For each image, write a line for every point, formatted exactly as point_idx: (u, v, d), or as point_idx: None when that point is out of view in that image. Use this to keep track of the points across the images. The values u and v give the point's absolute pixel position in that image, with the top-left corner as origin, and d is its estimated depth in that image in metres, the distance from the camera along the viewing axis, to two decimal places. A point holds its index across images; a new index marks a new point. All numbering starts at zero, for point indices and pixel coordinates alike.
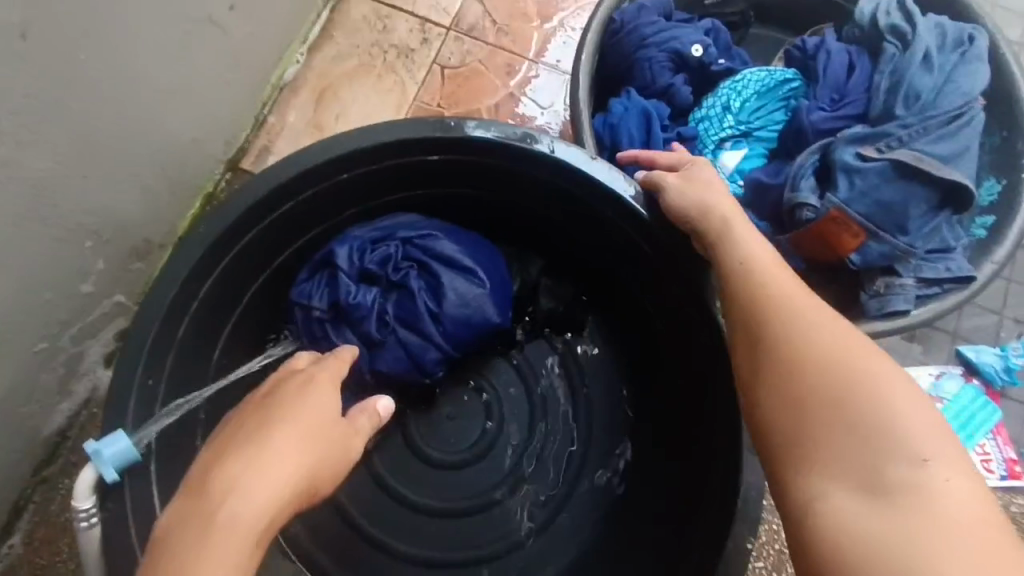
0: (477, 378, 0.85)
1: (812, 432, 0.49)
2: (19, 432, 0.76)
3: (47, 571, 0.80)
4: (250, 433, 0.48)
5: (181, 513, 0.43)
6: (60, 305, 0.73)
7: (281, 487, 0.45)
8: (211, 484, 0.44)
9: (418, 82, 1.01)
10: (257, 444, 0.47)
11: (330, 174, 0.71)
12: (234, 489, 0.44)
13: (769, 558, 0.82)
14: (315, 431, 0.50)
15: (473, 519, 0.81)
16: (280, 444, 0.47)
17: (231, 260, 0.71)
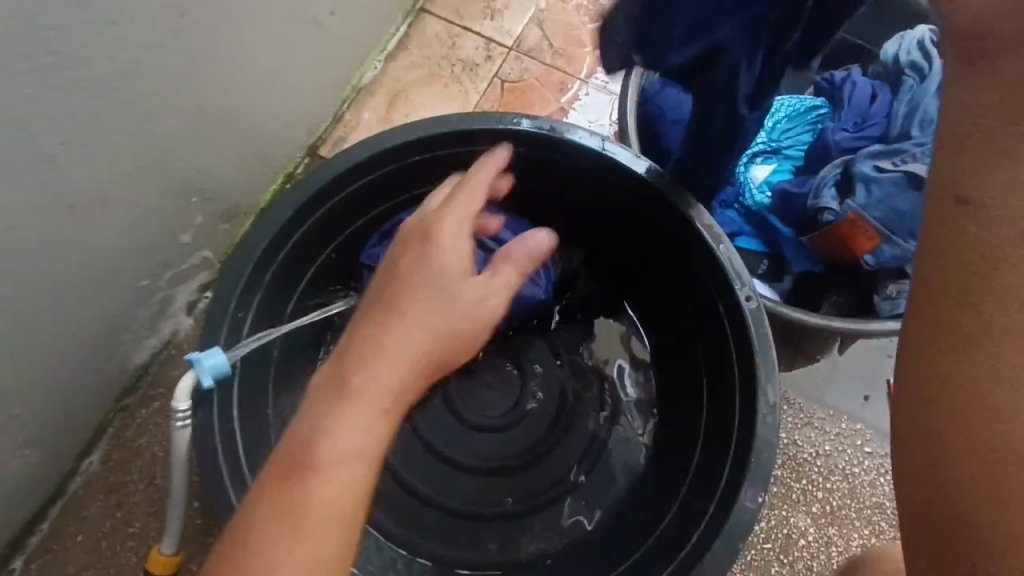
0: (516, 352, 0.93)
1: (978, 429, 0.37)
2: (113, 360, 0.86)
3: (119, 488, 0.90)
4: (383, 311, 0.57)
5: (328, 386, 0.51)
6: (163, 250, 0.84)
7: (415, 352, 0.55)
8: (359, 355, 0.53)
9: (480, 92, 1.14)
10: (394, 320, 0.56)
11: (406, 154, 0.81)
12: (370, 367, 0.52)
13: (776, 540, 0.89)
14: (441, 309, 0.58)
15: (501, 480, 0.89)
16: (417, 314, 0.57)
17: (315, 222, 0.81)
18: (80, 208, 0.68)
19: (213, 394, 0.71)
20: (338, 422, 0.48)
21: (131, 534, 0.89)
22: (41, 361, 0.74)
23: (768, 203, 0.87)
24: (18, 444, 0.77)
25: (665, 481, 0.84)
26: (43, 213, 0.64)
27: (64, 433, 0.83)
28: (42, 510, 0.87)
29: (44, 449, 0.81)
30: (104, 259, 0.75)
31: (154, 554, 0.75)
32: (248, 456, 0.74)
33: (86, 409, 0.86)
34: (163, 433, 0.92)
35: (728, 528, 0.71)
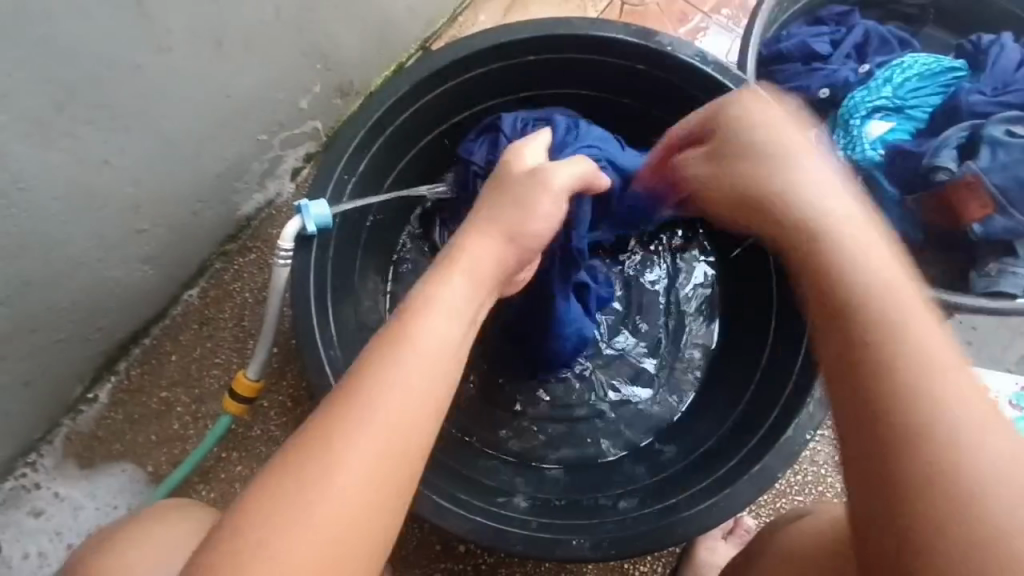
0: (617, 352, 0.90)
1: (883, 463, 0.42)
2: (225, 204, 0.93)
3: (210, 323, 0.99)
4: (381, 350, 0.50)
5: (284, 471, 0.45)
6: (283, 108, 0.90)
7: (407, 416, 0.47)
8: (342, 400, 0.47)
9: (598, 11, 1.12)
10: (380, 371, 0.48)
11: (519, 54, 0.85)
12: (363, 409, 0.46)
13: (791, 495, 0.90)
14: (428, 366, 0.49)
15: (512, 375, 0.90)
16: (441, 326, 0.52)
17: (425, 103, 0.85)
18: (225, 47, 0.75)
19: (313, 242, 0.78)
20: (323, 475, 0.44)
21: (216, 365, 0.97)
22: (169, 185, 0.82)
23: (879, 160, 0.84)
24: (140, 259, 0.86)
25: (714, 415, 0.84)
26: (194, 44, 0.71)
27: (176, 260, 0.92)
28: (146, 327, 0.97)
29: (159, 270, 0.91)
30: (233, 103, 0.82)
31: (241, 376, 0.83)
32: (333, 303, 0.80)
33: (195, 244, 0.94)
34: (255, 282, 0.99)
35: (750, 467, 0.73)
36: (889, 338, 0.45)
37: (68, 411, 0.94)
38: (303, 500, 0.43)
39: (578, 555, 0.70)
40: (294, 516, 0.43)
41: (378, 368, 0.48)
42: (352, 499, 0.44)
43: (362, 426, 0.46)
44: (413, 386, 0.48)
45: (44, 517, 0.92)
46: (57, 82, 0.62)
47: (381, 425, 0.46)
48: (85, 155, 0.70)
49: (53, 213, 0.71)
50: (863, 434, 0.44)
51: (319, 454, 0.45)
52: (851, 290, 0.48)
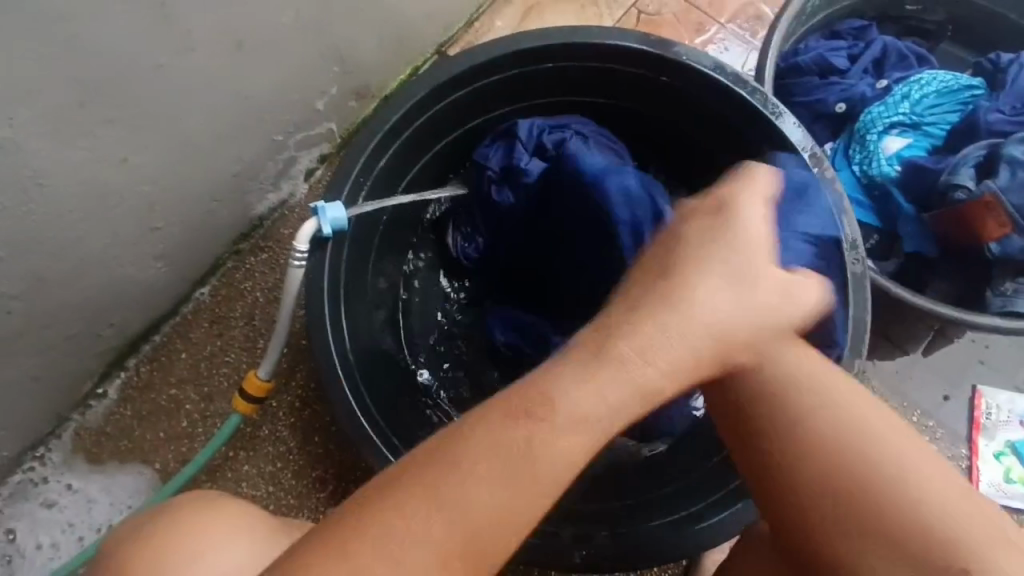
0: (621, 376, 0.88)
1: (812, 491, 0.54)
2: (239, 204, 0.94)
3: (221, 320, 0.99)
4: (519, 406, 0.52)
5: (388, 494, 0.49)
6: (300, 109, 0.90)
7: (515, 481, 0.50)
8: (450, 451, 0.50)
9: (614, 19, 1.12)
10: (521, 431, 0.51)
11: (538, 61, 0.85)
12: (470, 468, 0.49)
13: None
14: (572, 429, 0.52)
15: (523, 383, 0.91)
16: (621, 404, 0.53)
17: (442, 108, 0.86)
18: (246, 48, 0.75)
19: (327, 244, 0.78)
20: (422, 512, 0.48)
21: (226, 363, 0.97)
22: (185, 184, 0.82)
23: (894, 175, 0.85)
24: (154, 257, 0.86)
25: None
26: (215, 44, 0.71)
27: (188, 258, 0.92)
28: (157, 324, 0.97)
29: (172, 268, 0.91)
30: (250, 104, 0.82)
31: (252, 376, 0.83)
32: (346, 305, 0.81)
33: (208, 242, 0.94)
34: (266, 281, 1.00)
35: None
36: (783, 390, 0.57)
37: (77, 405, 0.94)
38: (395, 528, 0.47)
39: (586, 565, 0.70)
40: (389, 538, 0.47)
41: (501, 437, 0.50)
42: (436, 544, 0.48)
43: (465, 476, 0.49)
44: (567, 444, 0.51)
45: (57, 507, 0.92)
46: (79, 81, 0.62)
47: (461, 501, 0.49)
48: (104, 153, 0.70)
49: (70, 210, 0.71)
50: (782, 475, 0.55)
51: (415, 491, 0.49)
52: (775, 364, 0.58)
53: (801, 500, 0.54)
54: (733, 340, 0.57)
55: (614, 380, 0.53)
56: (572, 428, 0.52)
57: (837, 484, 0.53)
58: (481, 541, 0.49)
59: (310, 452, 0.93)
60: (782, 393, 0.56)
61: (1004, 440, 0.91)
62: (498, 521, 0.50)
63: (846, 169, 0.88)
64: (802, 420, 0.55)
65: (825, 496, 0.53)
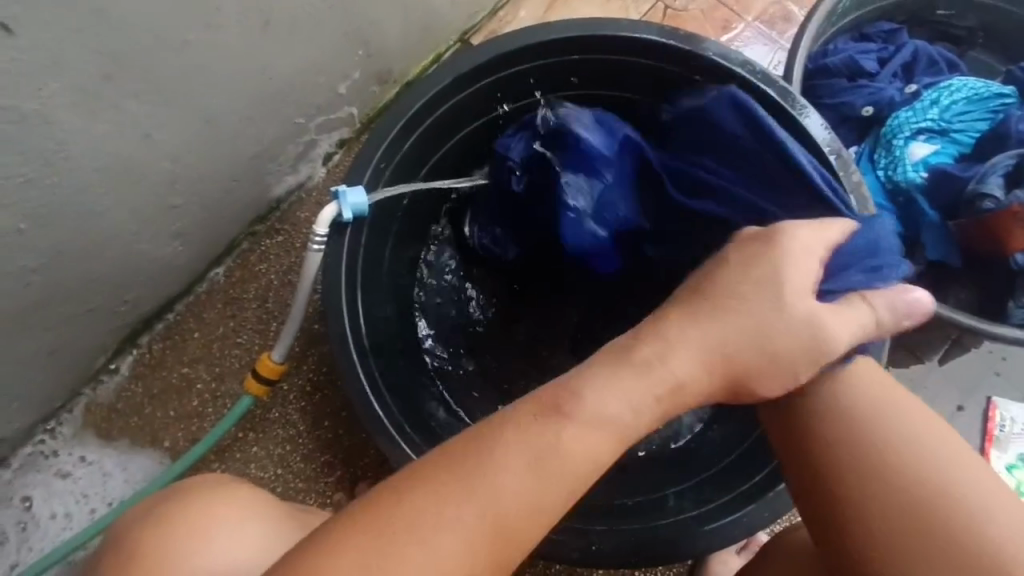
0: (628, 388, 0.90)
1: (872, 523, 0.56)
2: (257, 185, 0.93)
3: (235, 302, 0.99)
4: (549, 412, 0.53)
5: (427, 488, 0.49)
6: (322, 92, 0.89)
7: (553, 488, 0.51)
8: (490, 451, 0.50)
9: (639, 13, 1.11)
10: (551, 434, 0.51)
11: (564, 52, 0.84)
12: (511, 466, 0.50)
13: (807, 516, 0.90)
14: (586, 440, 0.53)
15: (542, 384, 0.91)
16: (639, 417, 0.55)
17: (466, 96, 0.85)
18: (273, 29, 0.74)
19: (347, 229, 0.78)
20: (469, 506, 0.48)
21: (238, 345, 0.97)
22: (206, 164, 0.82)
23: (920, 182, 0.83)
24: (172, 235, 0.86)
25: (734, 428, 0.84)
26: (244, 23, 0.71)
27: (205, 237, 0.92)
28: (171, 302, 0.97)
29: (188, 247, 0.91)
30: (274, 85, 0.81)
31: (266, 358, 0.83)
32: (363, 290, 0.80)
33: (225, 222, 0.94)
34: (281, 264, 0.99)
35: (771, 484, 0.72)
36: (852, 424, 0.60)
37: (89, 380, 0.94)
38: (433, 526, 0.47)
39: (594, 560, 0.70)
40: (434, 533, 0.47)
41: (538, 437, 0.51)
42: (479, 537, 0.48)
43: (506, 478, 0.50)
44: (592, 454, 0.53)
45: (71, 478, 0.93)
46: (107, 55, 0.62)
47: (498, 495, 0.49)
48: (128, 128, 0.69)
49: (93, 184, 0.71)
50: (848, 509, 0.58)
51: (454, 489, 0.49)
52: (847, 399, 0.60)
53: (859, 531, 0.57)
54: (734, 347, 0.59)
55: (633, 384, 0.55)
56: (591, 436, 0.53)
57: (904, 517, 0.55)
58: (520, 538, 0.50)
59: (320, 436, 0.93)
60: (857, 428, 0.59)
61: (1016, 454, 0.91)
62: (533, 522, 0.50)
63: (870, 174, 0.87)
64: (870, 453, 0.58)
65: (884, 531, 0.56)
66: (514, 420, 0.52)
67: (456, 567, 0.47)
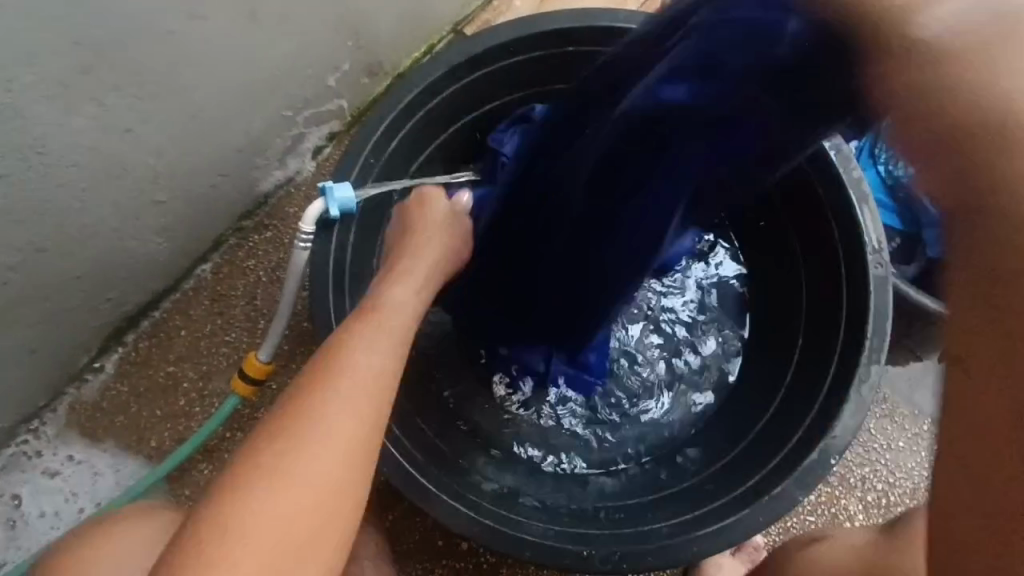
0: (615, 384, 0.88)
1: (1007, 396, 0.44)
2: (245, 180, 0.91)
3: (222, 299, 0.97)
4: (335, 347, 0.61)
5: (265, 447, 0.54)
6: (311, 85, 0.87)
7: (346, 433, 0.55)
8: (302, 403, 0.56)
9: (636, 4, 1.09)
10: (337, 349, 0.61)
11: (559, 44, 0.82)
12: (317, 411, 0.55)
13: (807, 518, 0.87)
14: (370, 383, 0.58)
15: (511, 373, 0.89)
16: (383, 352, 0.61)
17: (458, 89, 0.83)
18: (259, 19, 0.72)
19: (335, 226, 0.76)
20: (288, 451, 0.53)
21: (225, 343, 0.95)
22: (192, 158, 0.80)
23: (921, 179, 0.82)
24: (156, 231, 0.84)
25: (730, 428, 0.83)
26: (228, 13, 0.68)
27: (191, 233, 0.90)
28: (157, 299, 0.95)
29: (173, 244, 0.88)
30: (260, 77, 0.79)
31: (253, 358, 0.81)
32: (352, 288, 0.78)
33: (212, 218, 0.91)
34: (270, 261, 0.97)
35: (769, 489, 0.71)
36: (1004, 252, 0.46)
37: (72, 379, 0.93)
38: (281, 478, 0.52)
39: (588, 567, 0.69)
40: (282, 486, 0.52)
41: (351, 353, 0.60)
42: (314, 491, 0.52)
43: (313, 426, 0.55)
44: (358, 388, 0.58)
45: (59, 477, 0.91)
46: (85, 47, 0.60)
47: (315, 463, 0.53)
48: (108, 121, 0.67)
49: (72, 180, 0.69)
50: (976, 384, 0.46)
51: (285, 444, 0.54)
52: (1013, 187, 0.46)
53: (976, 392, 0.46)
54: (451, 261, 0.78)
55: (405, 289, 0.70)
56: (361, 352, 0.60)
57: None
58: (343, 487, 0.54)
59: None
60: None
61: None
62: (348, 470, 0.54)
63: (871, 170, 0.85)
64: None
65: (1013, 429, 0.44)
66: (329, 367, 0.59)
67: (280, 529, 0.50)
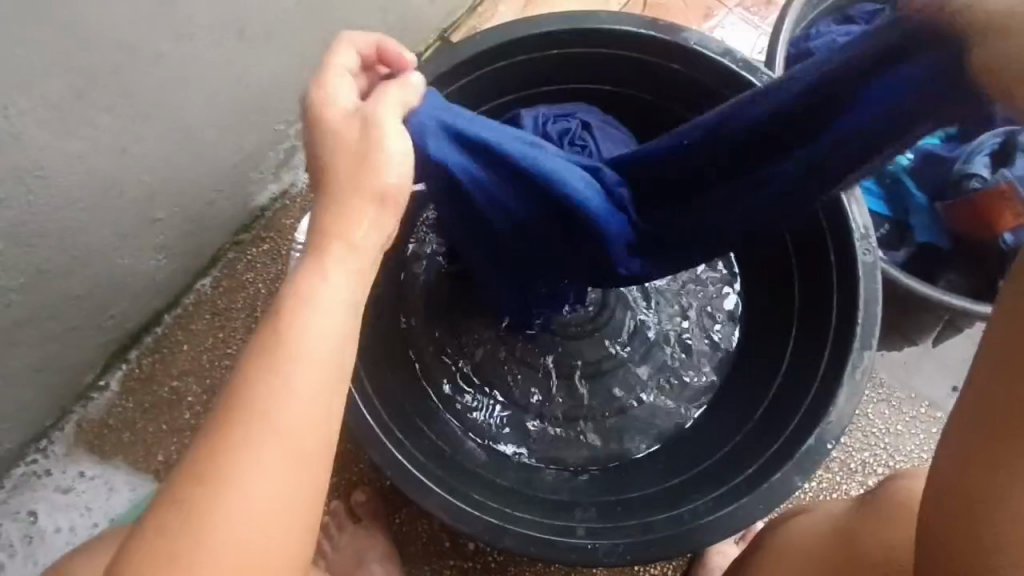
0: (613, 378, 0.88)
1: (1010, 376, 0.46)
2: (240, 194, 0.93)
3: (223, 312, 0.98)
4: (266, 331, 0.42)
5: (190, 468, 0.39)
6: None
7: (307, 430, 0.40)
8: (240, 400, 0.40)
9: (619, 4, 1.10)
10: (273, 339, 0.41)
11: (544, 47, 0.83)
12: (269, 411, 0.40)
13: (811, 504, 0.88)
14: (325, 365, 0.42)
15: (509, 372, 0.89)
16: (338, 320, 0.43)
17: (446, 95, 0.84)
18: (247, 35, 0.73)
19: None
20: (227, 470, 0.39)
21: (228, 356, 0.97)
22: (187, 174, 0.81)
23: (907, 165, 0.84)
24: (155, 248, 0.85)
25: (729, 418, 0.84)
26: (216, 30, 0.70)
27: (189, 249, 0.91)
28: (158, 316, 0.96)
29: (172, 260, 0.90)
30: (251, 93, 0.80)
31: None
32: None
33: (209, 233, 0.93)
34: (269, 272, 0.98)
35: (768, 477, 0.72)
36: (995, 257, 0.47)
37: (78, 398, 0.94)
38: (220, 505, 0.38)
39: (594, 560, 0.70)
40: (220, 517, 0.38)
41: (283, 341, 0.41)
42: (265, 520, 0.39)
43: (260, 435, 0.39)
44: (319, 374, 0.41)
45: (72, 493, 0.93)
46: (77, 71, 0.61)
47: (259, 488, 0.39)
48: (103, 143, 0.68)
49: (70, 202, 0.70)
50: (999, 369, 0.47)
51: (219, 460, 0.39)
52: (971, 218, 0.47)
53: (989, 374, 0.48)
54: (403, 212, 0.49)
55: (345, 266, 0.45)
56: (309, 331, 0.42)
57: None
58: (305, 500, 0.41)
59: None
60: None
61: None
62: (309, 479, 0.41)
63: None
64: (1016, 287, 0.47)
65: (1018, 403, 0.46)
66: (264, 357, 0.41)
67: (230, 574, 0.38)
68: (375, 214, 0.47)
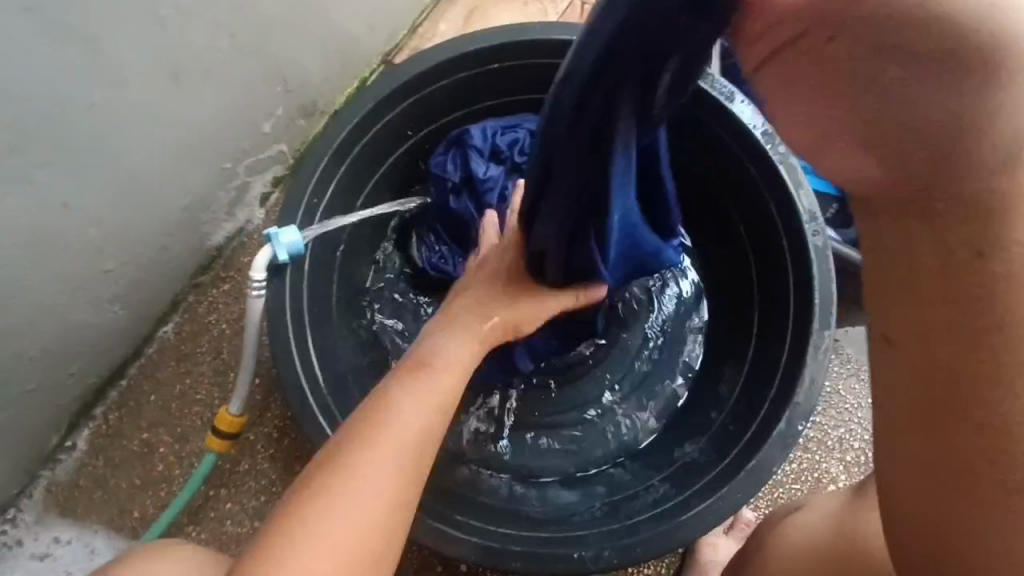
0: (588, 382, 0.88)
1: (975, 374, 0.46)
2: (194, 236, 0.91)
3: (188, 357, 0.96)
4: (367, 421, 0.58)
5: (308, 490, 0.54)
6: (247, 134, 0.88)
7: (382, 491, 0.55)
8: (341, 455, 0.56)
9: (558, 11, 1.12)
10: (379, 418, 0.58)
11: (484, 62, 0.84)
12: (358, 473, 0.55)
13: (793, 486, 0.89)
14: (408, 441, 0.58)
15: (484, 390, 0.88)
16: (439, 387, 0.62)
17: (391, 119, 0.84)
18: (182, 78, 0.73)
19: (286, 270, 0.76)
20: (317, 517, 0.52)
21: (197, 402, 0.95)
22: (134, 223, 0.80)
23: None
24: (109, 300, 0.84)
25: (703, 410, 0.85)
26: (149, 77, 0.69)
27: (146, 297, 0.89)
28: (121, 369, 0.94)
29: (129, 310, 0.88)
30: (194, 134, 0.80)
31: (223, 413, 0.81)
32: (311, 327, 0.79)
33: (165, 278, 0.91)
34: (232, 312, 0.97)
35: (745, 466, 0.72)
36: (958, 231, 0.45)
37: (44, 462, 0.91)
38: (311, 536, 0.51)
39: (581, 568, 0.69)
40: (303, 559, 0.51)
41: (366, 435, 0.57)
42: (342, 549, 0.52)
43: (352, 486, 0.54)
44: (393, 459, 0.56)
45: (46, 561, 0.89)
46: (6, 132, 0.60)
47: (331, 536, 0.52)
48: (41, 200, 0.67)
49: (12, 263, 0.68)
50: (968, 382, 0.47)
51: (319, 504, 0.53)
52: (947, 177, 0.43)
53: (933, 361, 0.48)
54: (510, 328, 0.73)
55: (424, 386, 0.62)
56: (398, 430, 0.58)
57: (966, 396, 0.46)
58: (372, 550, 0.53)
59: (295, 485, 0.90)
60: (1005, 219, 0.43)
61: None
62: (397, 528, 0.55)
63: None
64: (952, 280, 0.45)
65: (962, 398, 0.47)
66: (386, 404, 0.59)
67: None
68: (462, 337, 0.68)
